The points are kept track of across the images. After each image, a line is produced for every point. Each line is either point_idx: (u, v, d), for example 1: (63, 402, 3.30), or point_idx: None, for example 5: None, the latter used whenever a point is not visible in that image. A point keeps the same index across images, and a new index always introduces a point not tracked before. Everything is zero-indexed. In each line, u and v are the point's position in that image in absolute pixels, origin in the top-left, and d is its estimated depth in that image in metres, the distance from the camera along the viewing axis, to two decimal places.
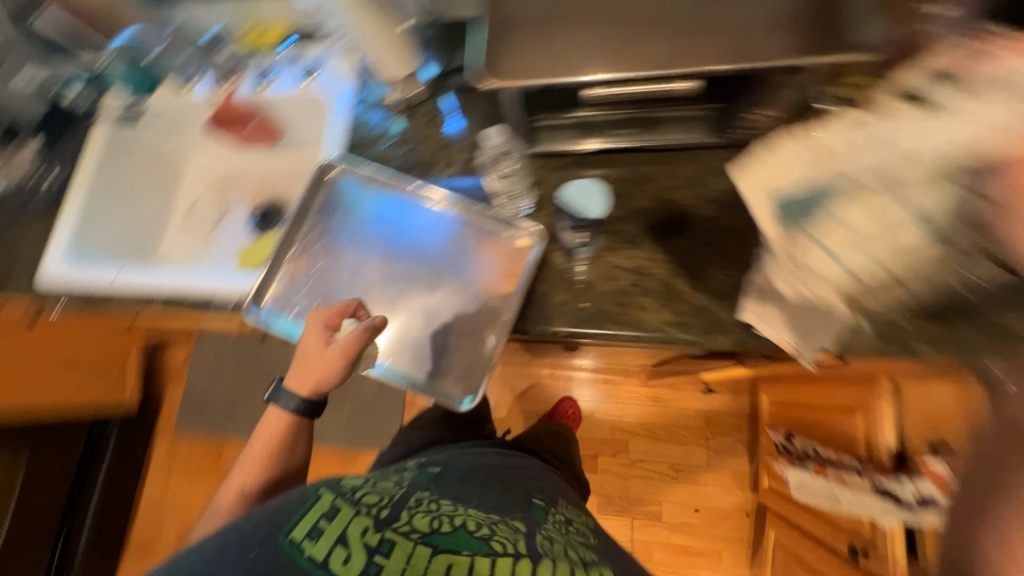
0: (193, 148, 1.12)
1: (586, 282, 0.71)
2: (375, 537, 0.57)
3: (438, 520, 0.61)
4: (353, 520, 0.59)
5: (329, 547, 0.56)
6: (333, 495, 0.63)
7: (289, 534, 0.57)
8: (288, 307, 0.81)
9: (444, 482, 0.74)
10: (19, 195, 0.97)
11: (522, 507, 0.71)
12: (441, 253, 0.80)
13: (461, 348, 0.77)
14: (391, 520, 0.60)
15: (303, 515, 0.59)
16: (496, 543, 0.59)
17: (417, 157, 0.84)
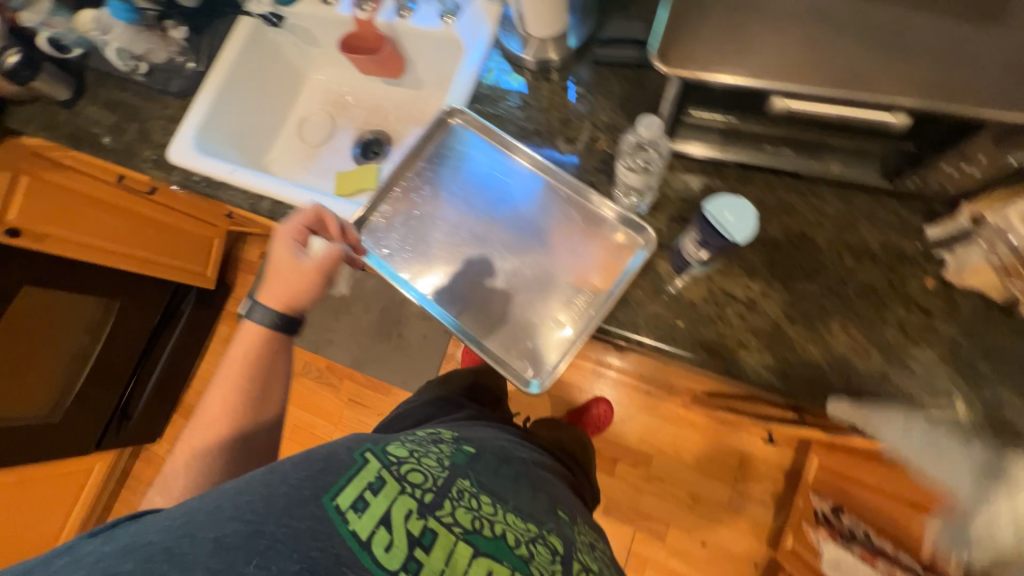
0: (318, 63, 1.14)
1: (687, 300, 0.67)
2: (418, 524, 0.56)
3: (477, 522, 0.60)
4: (398, 498, 0.57)
5: (373, 526, 0.54)
6: (379, 465, 0.60)
7: (334, 500, 0.55)
8: (378, 245, 0.78)
9: (480, 466, 0.71)
10: (166, 71, 1.02)
11: (552, 515, 0.71)
12: (540, 227, 0.76)
13: (541, 329, 0.71)
14: (434, 507, 0.58)
15: (349, 481, 0.57)
16: (536, 565, 0.59)
17: (541, 123, 0.79)
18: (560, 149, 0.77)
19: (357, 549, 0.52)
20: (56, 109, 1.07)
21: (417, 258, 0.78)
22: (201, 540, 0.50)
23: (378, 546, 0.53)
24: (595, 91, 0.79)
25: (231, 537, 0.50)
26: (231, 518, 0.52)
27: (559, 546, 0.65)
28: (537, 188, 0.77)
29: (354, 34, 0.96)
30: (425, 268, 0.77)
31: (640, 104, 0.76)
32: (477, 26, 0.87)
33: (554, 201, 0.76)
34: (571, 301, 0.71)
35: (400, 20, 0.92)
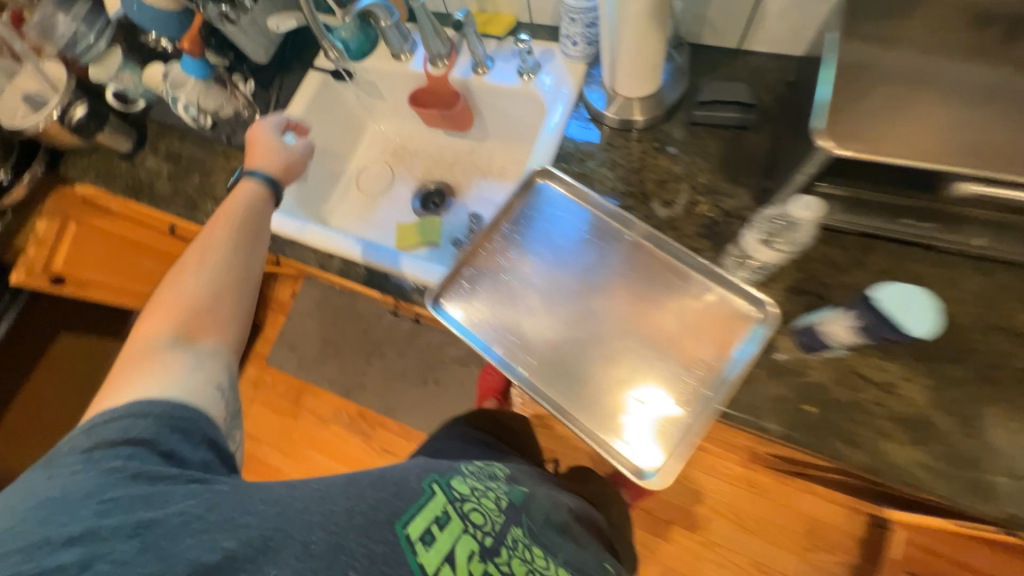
0: (378, 114, 1.12)
1: (818, 383, 0.61)
2: (478, 570, 0.52)
3: None
4: (461, 538, 0.53)
5: (438, 561, 0.50)
6: (445, 499, 0.56)
7: (404, 528, 0.50)
8: (466, 313, 0.73)
9: (534, 507, 0.66)
10: (232, 124, 1.00)
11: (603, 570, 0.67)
12: (637, 292, 0.71)
13: (651, 408, 0.65)
14: (495, 553, 0.54)
15: (418, 509, 0.52)
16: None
17: (634, 185, 0.76)
18: (657, 212, 0.74)
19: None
20: (116, 160, 1.05)
21: (506, 326, 0.72)
22: (292, 541, 0.45)
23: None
24: (691, 152, 0.75)
25: (317, 545, 0.46)
26: (319, 525, 0.47)
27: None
28: (629, 251, 0.73)
29: (425, 89, 0.95)
30: (517, 337, 0.71)
31: (741, 166, 0.73)
32: (560, 84, 0.85)
33: (648, 265, 0.71)
34: (681, 377, 0.65)
35: (476, 76, 0.91)
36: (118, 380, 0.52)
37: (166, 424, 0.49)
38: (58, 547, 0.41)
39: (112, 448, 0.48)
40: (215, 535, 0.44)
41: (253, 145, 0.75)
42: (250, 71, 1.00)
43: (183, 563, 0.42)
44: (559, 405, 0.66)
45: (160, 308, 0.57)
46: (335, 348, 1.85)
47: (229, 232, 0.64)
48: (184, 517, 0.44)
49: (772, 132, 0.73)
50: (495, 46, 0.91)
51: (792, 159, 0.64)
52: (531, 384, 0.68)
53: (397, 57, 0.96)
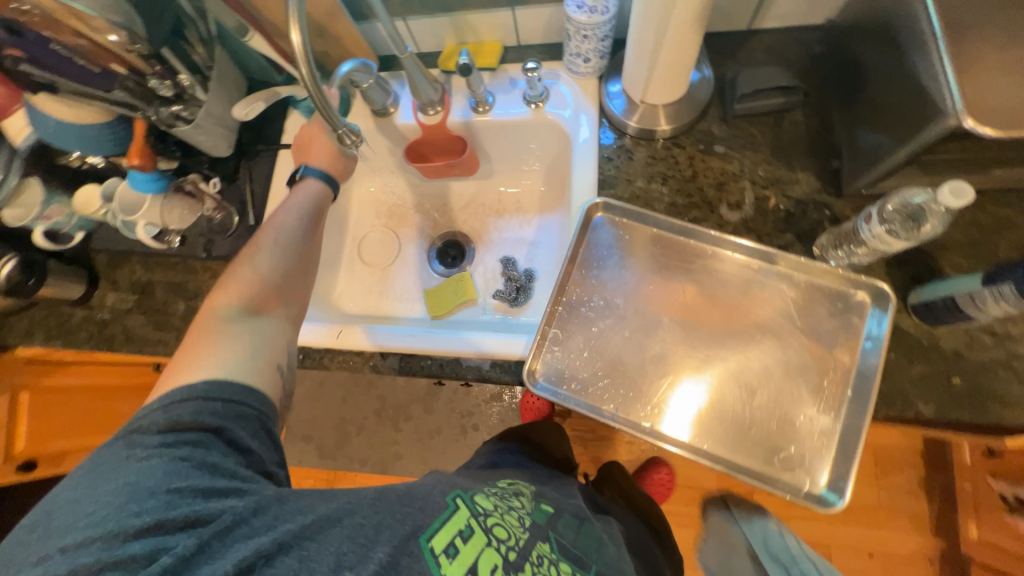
0: (364, 175, 1.00)
1: (953, 352, 0.59)
2: None
3: None
4: (485, 551, 0.50)
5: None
6: (469, 513, 0.53)
7: (428, 542, 0.49)
8: (568, 378, 0.66)
9: (562, 525, 0.63)
10: (207, 234, 0.85)
11: None
12: (733, 301, 0.67)
13: (803, 424, 0.61)
14: (520, 567, 0.51)
15: (441, 523, 0.51)
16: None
17: (694, 193, 0.71)
18: (728, 216, 0.69)
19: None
20: (66, 309, 0.86)
21: (614, 383, 0.66)
22: (322, 552, 0.46)
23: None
24: (739, 146, 0.72)
25: (349, 554, 0.46)
26: (347, 537, 0.47)
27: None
28: (711, 263, 0.69)
29: (422, 141, 0.85)
30: (632, 391, 0.65)
31: (795, 148, 0.70)
32: (578, 104, 0.78)
33: (736, 271, 0.68)
34: (820, 381, 0.62)
35: (479, 115, 0.82)
36: (190, 351, 0.55)
37: (229, 411, 0.51)
38: (130, 539, 0.44)
39: (181, 433, 0.50)
40: (259, 536, 0.46)
41: (309, 145, 0.75)
42: (210, 166, 0.85)
43: (230, 563, 0.44)
44: (707, 452, 0.61)
45: (234, 283, 0.61)
46: (355, 426, 1.70)
47: (293, 219, 0.68)
48: (235, 518, 0.46)
49: (813, 109, 0.71)
50: (491, 79, 0.83)
51: (866, 136, 0.62)
52: (665, 436, 0.63)
53: (381, 113, 0.85)
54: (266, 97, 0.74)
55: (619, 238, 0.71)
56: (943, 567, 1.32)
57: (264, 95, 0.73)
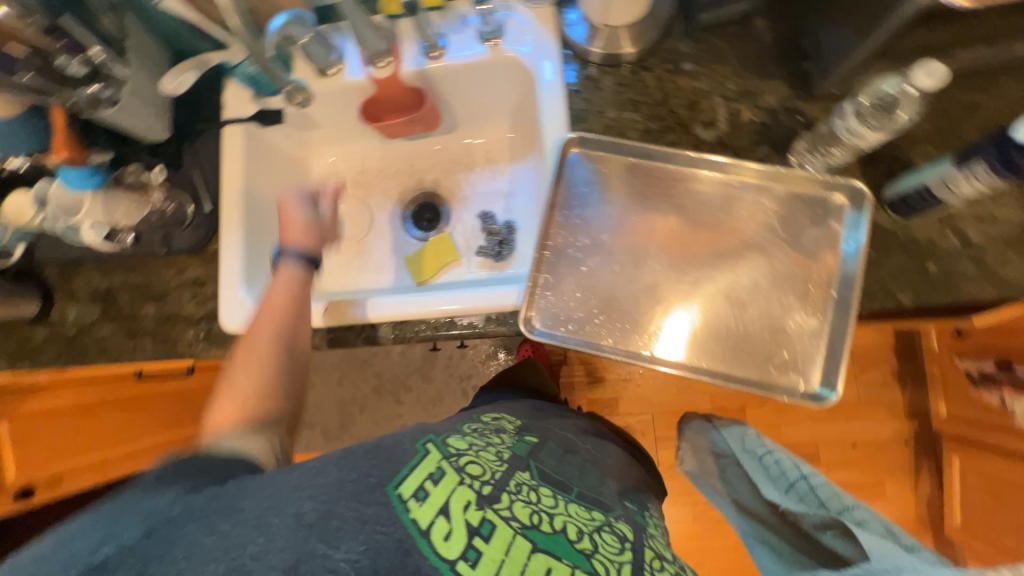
0: (321, 145, 0.94)
1: (928, 240, 0.61)
2: (476, 516, 0.51)
3: (538, 517, 0.54)
4: (457, 490, 0.52)
5: (433, 515, 0.50)
6: (440, 457, 0.55)
7: (396, 488, 0.51)
8: (563, 320, 0.67)
9: (544, 453, 0.65)
10: (160, 229, 0.78)
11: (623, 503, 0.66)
12: (716, 223, 0.67)
13: (794, 330, 0.63)
14: (494, 499, 0.53)
15: (411, 470, 0.53)
16: (598, 560, 0.52)
17: (666, 116, 0.69)
18: (704, 137, 0.68)
19: (416, 535, 0.48)
20: (26, 328, 0.81)
21: (610, 318, 0.67)
22: (280, 516, 0.47)
23: (437, 536, 0.49)
24: (706, 62, 0.70)
25: (308, 514, 0.47)
26: (307, 497, 0.48)
27: (630, 537, 0.58)
28: (693, 186, 0.68)
29: (375, 98, 0.79)
30: (627, 323, 0.66)
31: (762, 58, 0.68)
32: (536, 36, 0.74)
33: (720, 191, 0.67)
34: (807, 286, 0.63)
35: (433, 62, 0.77)
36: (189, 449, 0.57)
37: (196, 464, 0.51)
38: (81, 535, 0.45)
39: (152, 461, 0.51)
40: (208, 520, 0.46)
41: (285, 220, 0.70)
42: (150, 154, 0.79)
43: (179, 551, 0.45)
44: (706, 369, 0.64)
45: (224, 398, 0.60)
46: (358, 405, 1.71)
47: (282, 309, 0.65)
48: (183, 510, 0.47)
49: (777, 13, 0.69)
50: (439, 19, 0.77)
51: (829, 32, 0.60)
52: (663, 360, 0.65)
53: (325, 72, 0.79)
54: (197, 64, 0.67)
55: (598, 174, 0.69)
56: (917, 445, 1.45)
57: (193, 62, 0.67)
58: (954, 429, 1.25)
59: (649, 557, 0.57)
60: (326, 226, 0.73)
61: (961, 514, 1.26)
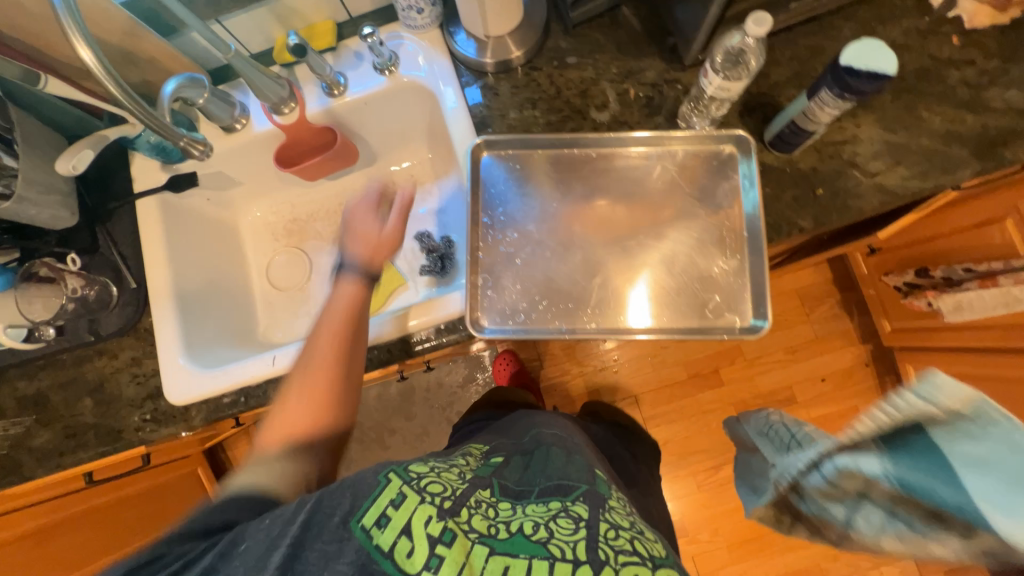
0: (245, 202, 0.94)
1: (811, 169, 0.68)
2: (438, 529, 0.49)
3: (497, 525, 0.52)
4: (417, 509, 0.51)
5: (394, 537, 0.49)
6: (401, 481, 0.53)
7: (359, 521, 0.50)
8: (510, 314, 0.69)
9: (509, 470, 0.65)
10: (85, 315, 0.75)
11: (597, 473, 0.64)
12: (629, 194, 0.72)
13: (718, 275, 0.68)
14: (455, 513, 0.52)
15: (371, 499, 0.51)
16: (555, 544, 0.49)
17: (563, 107, 0.74)
18: (600, 119, 0.73)
19: (378, 558, 0.48)
20: None
21: (553, 302, 0.69)
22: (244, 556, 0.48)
23: (400, 556, 0.48)
24: (589, 53, 0.76)
25: (273, 558, 0.47)
26: (271, 543, 0.48)
27: (587, 515, 0.54)
28: (601, 167, 0.73)
29: (287, 145, 0.81)
30: (569, 304, 0.69)
31: (636, 41, 0.75)
32: (429, 58, 0.78)
33: (625, 166, 0.73)
34: (720, 233, 0.69)
35: (336, 99, 0.79)
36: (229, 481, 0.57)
37: (236, 509, 0.52)
38: None
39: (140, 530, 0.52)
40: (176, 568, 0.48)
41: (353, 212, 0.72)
42: (59, 243, 0.76)
43: None
44: (649, 329, 0.67)
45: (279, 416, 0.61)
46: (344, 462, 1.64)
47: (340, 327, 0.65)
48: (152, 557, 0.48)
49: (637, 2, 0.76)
50: (335, 59, 0.80)
51: (680, 9, 0.68)
52: (611, 329, 0.68)
53: (232, 128, 0.79)
54: (94, 142, 0.67)
55: (511, 171, 0.73)
56: (877, 365, 1.54)
57: (89, 140, 0.66)
58: (901, 340, 1.34)
59: (605, 531, 0.52)
60: (387, 231, 0.71)
61: None
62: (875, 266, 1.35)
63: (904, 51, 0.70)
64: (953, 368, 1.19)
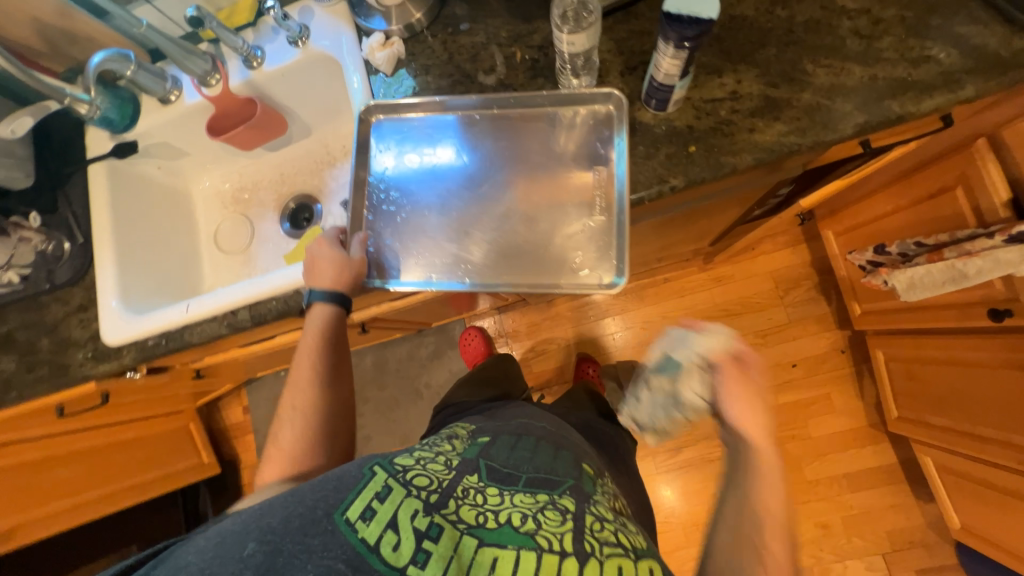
0: (197, 172, 1.03)
1: (684, 127, 0.68)
2: (423, 521, 0.53)
3: (484, 516, 0.55)
4: (403, 501, 0.54)
5: (381, 530, 0.51)
6: (386, 474, 0.57)
7: (344, 514, 0.52)
8: (389, 270, 0.74)
9: (495, 450, 0.68)
10: (44, 267, 0.86)
11: (576, 471, 0.68)
12: (514, 155, 0.74)
13: (582, 232, 0.70)
14: (442, 505, 0.55)
15: (357, 494, 0.54)
16: (543, 535, 0.54)
17: (454, 72, 0.77)
18: (487, 83, 0.76)
19: (364, 552, 0.50)
20: None
21: (427, 257, 0.74)
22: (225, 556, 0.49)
23: (385, 547, 0.50)
24: (480, 18, 0.78)
25: (252, 557, 0.48)
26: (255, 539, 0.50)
27: (572, 509, 0.59)
28: (481, 135, 0.75)
29: (217, 114, 0.88)
30: (444, 258, 0.73)
31: (529, 4, 0.77)
32: (335, 29, 0.83)
33: (510, 126, 0.75)
34: (593, 193, 0.71)
35: (255, 71, 0.86)
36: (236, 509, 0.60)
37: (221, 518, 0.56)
38: None
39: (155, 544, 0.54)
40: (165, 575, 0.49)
41: (317, 264, 0.71)
42: (23, 203, 0.86)
43: None
44: (508, 283, 0.70)
45: (273, 458, 0.66)
46: None
47: (316, 357, 0.70)
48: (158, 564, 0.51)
49: None
50: (257, 36, 0.87)
51: None
52: (481, 287, 0.71)
53: (167, 100, 0.88)
54: (35, 111, 0.77)
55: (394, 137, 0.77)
56: (854, 352, 1.47)
57: (30, 109, 0.76)
58: (870, 323, 1.26)
59: (589, 523, 0.58)
60: (359, 265, 0.71)
61: (896, 405, 1.27)
62: (844, 245, 1.28)
63: (793, 3, 0.68)
64: (926, 353, 1.10)
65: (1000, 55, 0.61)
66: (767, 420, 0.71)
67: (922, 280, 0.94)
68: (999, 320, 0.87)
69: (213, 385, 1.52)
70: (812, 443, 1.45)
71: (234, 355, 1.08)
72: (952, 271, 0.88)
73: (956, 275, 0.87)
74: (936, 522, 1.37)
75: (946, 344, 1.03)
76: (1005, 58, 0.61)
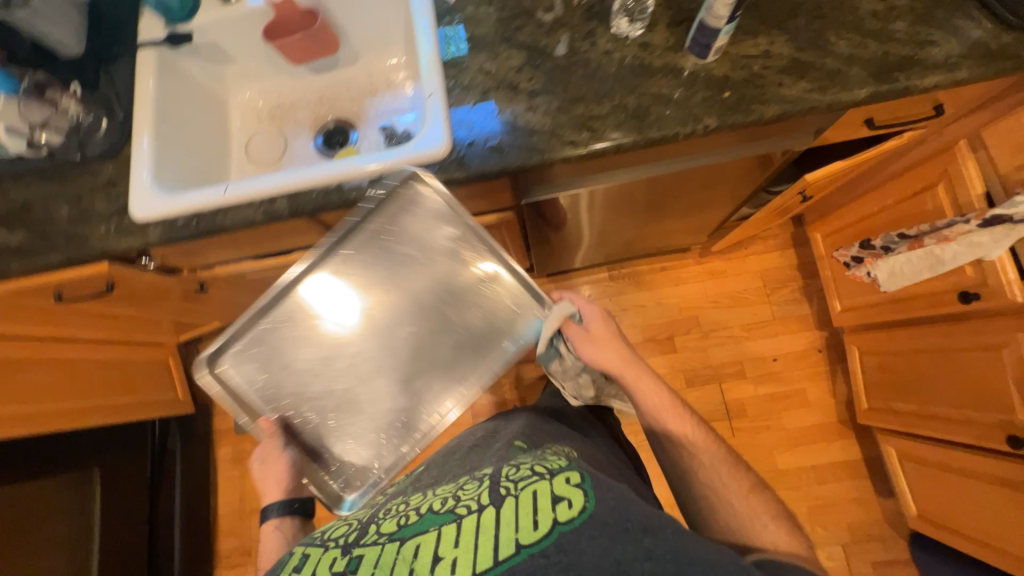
0: (239, 82, 1.05)
1: (721, 75, 0.76)
2: (339, 563, 0.48)
3: (413, 520, 0.53)
4: (320, 558, 0.50)
5: None
6: (302, 547, 0.53)
7: None
8: (359, 456, 0.85)
9: (430, 480, 0.72)
10: (75, 138, 0.86)
11: (499, 454, 0.67)
12: (409, 290, 0.85)
13: (495, 299, 0.85)
14: (362, 538, 0.52)
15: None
16: (460, 507, 0.52)
17: (515, 8, 0.85)
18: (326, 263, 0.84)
19: None
20: None
21: (380, 417, 0.85)
22: None
23: None
24: None
25: None
26: None
27: (491, 473, 0.58)
28: (366, 307, 0.85)
29: (274, 21, 0.91)
30: (398, 420, 0.85)
31: None
32: None
33: (390, 291, 0.85)
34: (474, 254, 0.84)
35: None
36: None
37: None
38: None
39: None
40: None
41: (260, 480, 0.77)
42: (69, 73, 0.88)
43: None
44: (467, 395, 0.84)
45: None
46: None
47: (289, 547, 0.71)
48: None
49: None
50: None
51: None
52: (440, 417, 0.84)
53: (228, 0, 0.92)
54: None
55: (266, 358, 0.84)
56: (829, 353, 1.57)
57: None
58: (849, 320, 1.35)
59: (505, 475, 0.56)
60: (284, 470, 0.78)
61: (866, 397, 1.36)
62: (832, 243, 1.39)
63: None
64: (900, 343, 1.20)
65: (992, 45, 0.72)
66: (609, 349, 0.85)
67: (903, 266, 1.06)
68: (967, 302, 0.97)
69: (203, 315, 1.48)
70: (786, 434, 1.52)
71: (246, 268, 1.07)
72: (929, 258, 0.99)
73: (931, 262, 0.99)
74: (893, 517, 1.45)
75: (922, 333, 1.12)
76: (992, 48, 0.72)
